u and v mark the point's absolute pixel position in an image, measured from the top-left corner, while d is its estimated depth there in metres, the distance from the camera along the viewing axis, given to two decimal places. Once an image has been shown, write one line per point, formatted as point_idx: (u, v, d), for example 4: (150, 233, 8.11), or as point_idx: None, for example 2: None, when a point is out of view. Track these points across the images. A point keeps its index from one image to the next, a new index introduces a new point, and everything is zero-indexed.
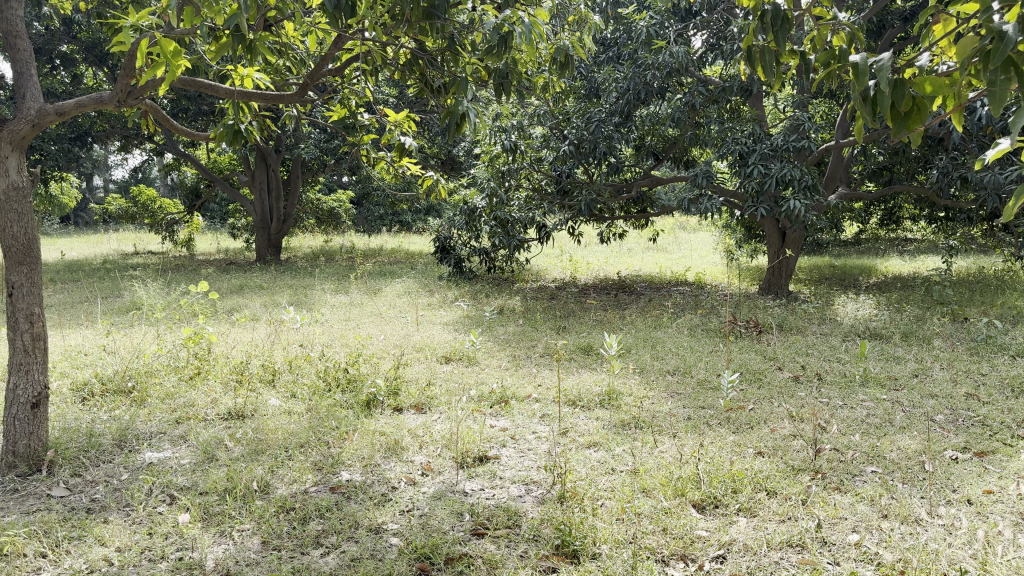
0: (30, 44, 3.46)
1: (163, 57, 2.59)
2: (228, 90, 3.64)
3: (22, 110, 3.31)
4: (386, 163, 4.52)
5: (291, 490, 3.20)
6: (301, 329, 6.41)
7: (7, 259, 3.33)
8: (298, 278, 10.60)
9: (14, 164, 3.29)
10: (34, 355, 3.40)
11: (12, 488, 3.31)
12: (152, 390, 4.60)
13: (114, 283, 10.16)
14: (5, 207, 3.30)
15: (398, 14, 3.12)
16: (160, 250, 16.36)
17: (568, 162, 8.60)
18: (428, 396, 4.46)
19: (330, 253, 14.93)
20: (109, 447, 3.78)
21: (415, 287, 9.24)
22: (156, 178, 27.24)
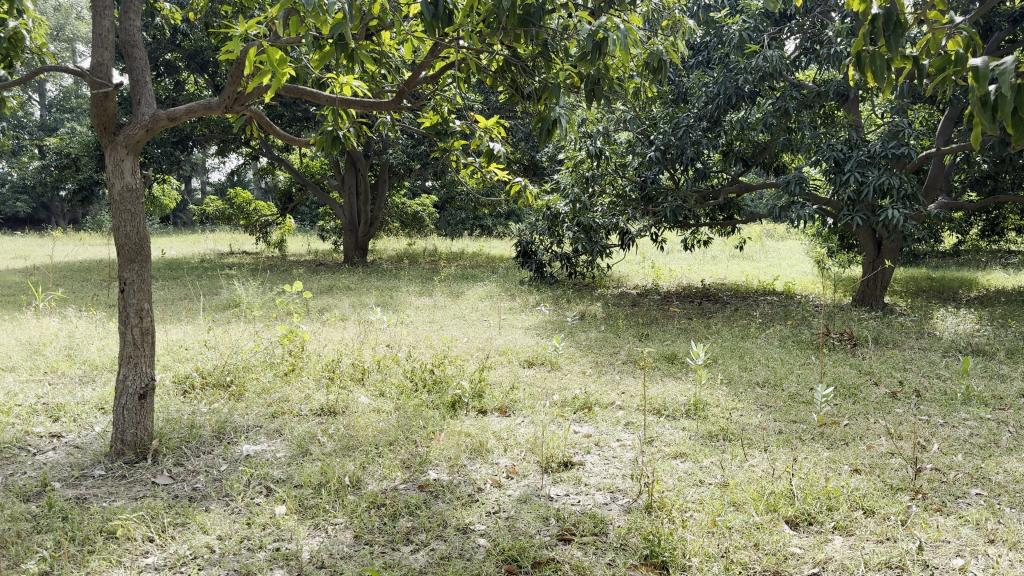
0: (146, 53, 3.63)
1: (269, 65, 2.70)
2: (329, 97, 3.75)
3: (137, 116, 3.49)
4: (475, 168, 4.56)
5: (382, 486, 3.27)
6: (387, 330, 6.55)
7: (120, 256, 3.51)
8: (384, 280, 10.80)
9: (129, 168, 3.48)
10: (144, 348, 3.57)
11: (120, 475, 3.49)
12: (249, 385, 4.78)
13: (211, 281, 10.56)
14: (120, 207, 3.49)
15: (494, 21, 3.16)
16: (253, 250, 16.96)
17: (654, 167, 8.51)
18: (512, 399, 4.48)
19: (414, 256, 15.19)
20: (208, 439, 3.94)
21: (497, 290, 9.30)
22: (250, 182, 28.27)
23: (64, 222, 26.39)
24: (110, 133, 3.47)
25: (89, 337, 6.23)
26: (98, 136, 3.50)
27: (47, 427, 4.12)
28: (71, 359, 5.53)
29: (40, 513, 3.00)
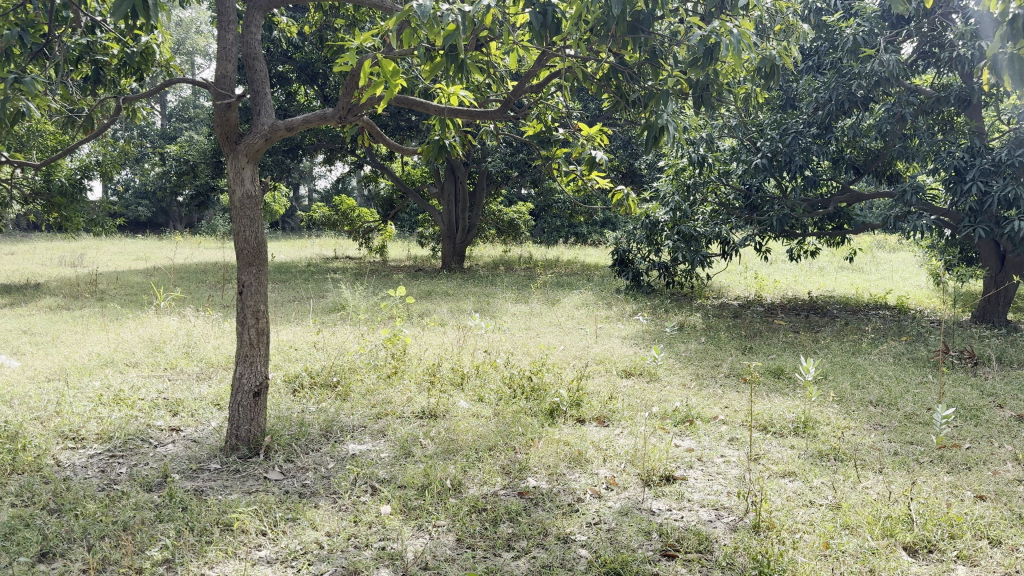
0: (266, 65, 3.80)
1: (383, 76, 2.78)
2: (438, 107, 3.83)
3: (258, 126, 3.65)
4: (576, 176, 4.55)
5: (482, 491, 3.30)
6: (486, 336, 6.60)
7: (239, 260, 3.68)
8: (481, 287, 10.91)
9: (249, 175, 3.65)
10: (259, 347, 3.73)
11: (235, 469, 3.64)
12: (355, 385, 4.92)
13: (317, 284, 10.90)
14: (240, 213, 3.66)
15: (602, 29, 3.14)
16: (357, 255, 17.45)
17: (759, 175, 8.29)
18: (611, 409, 4.43)
19: (510, 263, 15.30)
20: (316, 437, 4.07)
21: (594, 299, 9.25)
22: (353, 189, 29.13)
23: (180, 226, 27.87)
24: (233, 142, 3.65)
25: (206, 336, 6.55)
26: (221, 144, 3.68)
27: (168, 420, 4.35)
28: (189, 357, 5.81)
29: (162, 502, 3.16)
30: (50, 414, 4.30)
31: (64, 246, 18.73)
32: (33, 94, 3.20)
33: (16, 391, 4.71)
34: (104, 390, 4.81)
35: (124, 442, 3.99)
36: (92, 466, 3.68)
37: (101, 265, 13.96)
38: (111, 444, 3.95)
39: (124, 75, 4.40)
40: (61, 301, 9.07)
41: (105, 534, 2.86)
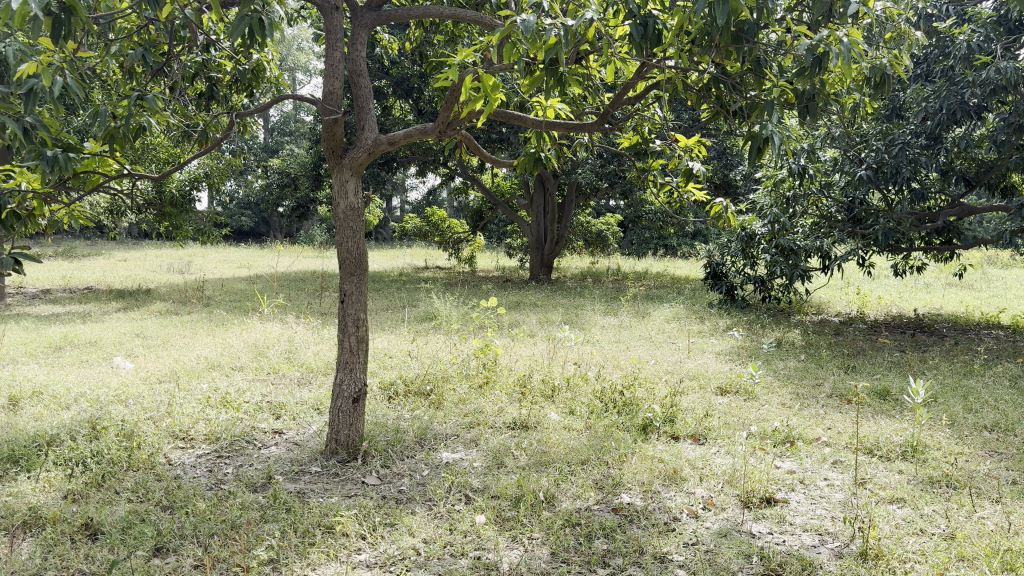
0: (370, 81, 3.92)
1: (483, 91, 2.81)
2: (535, 120, 3.86)
3: (361, 140, 3.76)
4: (673, 188, 4.50)
5: (576, 505, 3.28)
6: (578, 349, 6.57)
7: (342, 270, 3.80)
8: (570, 298, 10.89)
9: (352, 188, 3.77)
10: (358, 355, 3.82)
11: (334, 472, 3.75)
12: (448, 394, 4.98)
13: (410, 294, 11.10)
14: (344, 225, 3.78)
15: (705, 40, 3.09)
16: (447, 265, 17.70)
17: (862, 188, 7.99)
18: (707, 427, 4.34)
19: (599, 275, 15.22)
20: (410, 443, 4.14)
21: (685, 312, 9.11)
22: (444, 200, 29.58)
23: (280, 235, 28.91)
24: (338, 156, 3.77)
25: (306, 342, 6.77)
26: (327, 158, 3.81)
27: (271, 423, 4.51)
28: (290, 362, 6.02)
29: (267, 503, 3.28)
30: (162, 415, 4.52)
31: (173, 253, 19.70)
32: (156, 111, 3.38)
33: (132, 392, 4.97)
34: (212, 392, 5.03)
35: (231, 443, 4.16)
36: (201, 465, 3.85)
37: (208, 273, 14.64)
38: (218, 445, 4.13)
39: (236, 91, 4.61)
40: (171, 306, 9.55)
41: (214, 532, 2.99)
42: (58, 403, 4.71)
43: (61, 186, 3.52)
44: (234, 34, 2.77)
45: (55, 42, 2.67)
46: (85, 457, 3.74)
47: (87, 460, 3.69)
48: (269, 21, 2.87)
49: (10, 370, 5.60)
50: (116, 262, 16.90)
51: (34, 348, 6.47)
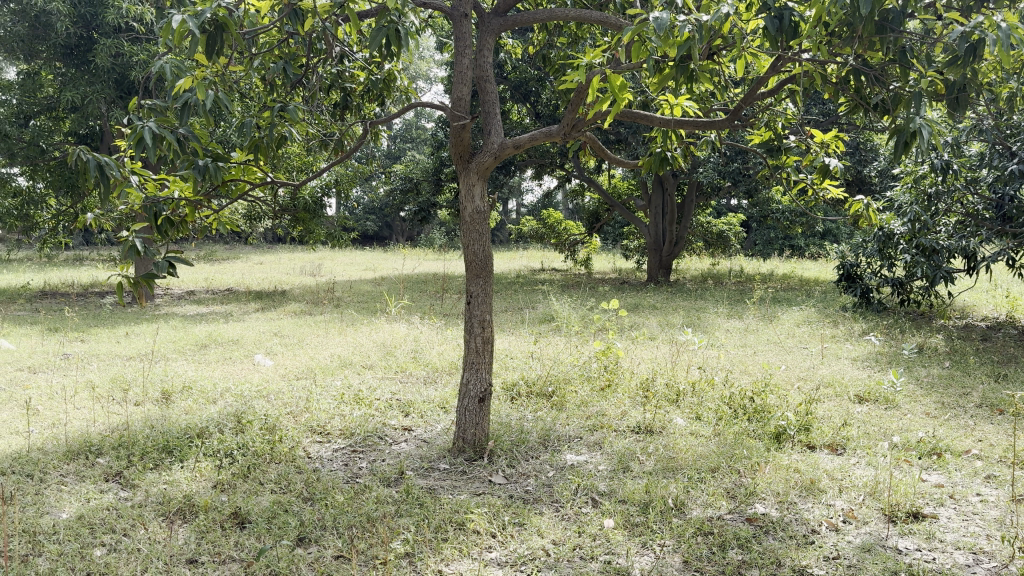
0: (496, 87, 3.98)
1: (611, 91, 2.80)
2: (663, 118, 3.79)
3: (487, 144, 3.81)
4: (807, 186, 4.31)
5: (707, 513, 3.20)
6: (703, 352, 6.42)
7: (468, 272, 3.86)
8: (692, 300, 10.67)
9: (479, 192, 3.83)
10: (484, 355, 3.87)
11: (461, 470, 3.81)
12: (570, 396, 4.98)
13: (528, 295, 11.17)
14: (471, 228, 3.85)
15: (846, 31, 2.94)
16: (564, 267, 17.72)
17: (1014, 183, 7.42)
18: (845, 436, 4.15)
19: (720, 277, 14.85)
20: (535, 444, 4.16)
21: (816, 316, 8.75)
22: (561, 202, 29.63)
23: (401, 239, 29.74)
24: (465, 161, 3.84)
25: (431, 342, 6.93)
26: (455, 163, 3.90)
27: (401, 420, 4.64)
28: (417, 361, 6.17)
29: (400, 497, 3.38)
30: (300, 409, 4.73)
31: (304, 256, 20.64)
32: (297, 122, 3.55)
33: (272, 388, 5.23)
34: (346, 390, 5.22)
35: (364, 438, 4.31)
36: (337, 459, 4.01)
37: (337, 274, 15.24)
38: (352, 440, 4.29)
39: (368, 99, 4.77)
40: (304, 306, 10.02)
41: (353, 524, 3.10)
42: (206, 397, 5.01)
43: (210, 195, 3.74)
44: (370, 44, 2.89)
45: (208, 58, 2.86)
46: (232, 449, 3.96)
47: (234, 452, 3.91)
48: (404, 31, 2.97)
49: (163, 366, 6.00)
50: (252, 264, 17.88)
51: (183, 345, 6.91)
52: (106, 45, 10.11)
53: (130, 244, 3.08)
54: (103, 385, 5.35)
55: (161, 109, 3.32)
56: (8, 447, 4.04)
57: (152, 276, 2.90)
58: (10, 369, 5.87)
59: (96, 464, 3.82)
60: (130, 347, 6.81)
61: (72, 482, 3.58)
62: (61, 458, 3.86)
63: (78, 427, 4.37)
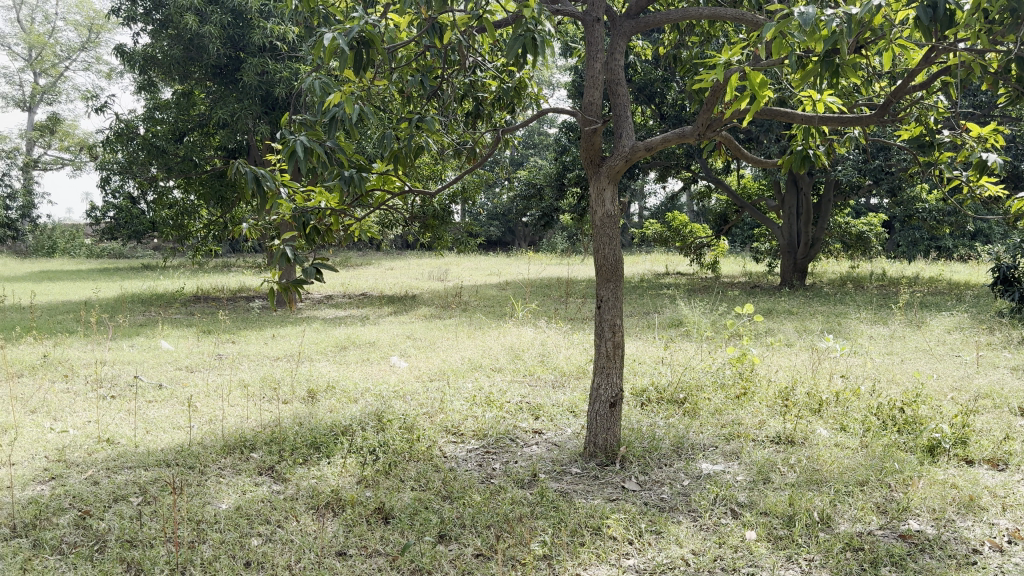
0: (628, 90, 3.96)
1: (750, 88, 2.74)
2: (804, 116, 3.63)
3: (619, 148, 3.79)
4: (962, 183, 4.03)
5: (855, 528, 3.06)
6: (846, 360, 6.14)
7: (599, 276, 3.85)
8: (829, 305, 10.22)
9: (609, 195, 3.82)
10: (615, 360, 3.85)
11: (594, 475, 3.80)
12: (703, 403, 4.87)
13: (654, 300, 11.02)
14: (601, 232, 3.84)
15: (1010, 18, 2.74)
16: (690, 271, 17.38)
17: None
18: (1008, 452, 3.87)
19: (859, 281, 14.15)
20: (668, 452, 4.10)
21: (968, 322, 8.19)
22: (686, 204, 29.11)
23: (524, 244, 30.07)
24: (596, 164, 3.84)
25: (558, 346, 6.96)
26: (587, 167, 3.90)
27: (531, 423, 4.68)
28: (545, 365, 6.22)
29: (535, 500, 3.42)
30: (435, 410, 4.86)
31: (431, 262, 21.23)
32: (434, 131, 3.65)
33: (407, 388, 5.39)
34: (477, 391, 5.33)
35: (497, 440, 4.38)
36: (471, 459, 4.09)
37: (463, 279, 15.55)
38: (486, 441, 4.36)
39: (499, 108, 4.84)
40: (434, 310, 10.28)
41: (491, 524, 3.17)
42: (348, 396, 5.24)
43: (353, 205, 3.90)
44: (508, 54, 2.96)
45: (356, 73, 2.99)
46: (375, 446, 4.13)
47: (377, 449, 4.07)
48: (541, 39, 3.03)
49: (308, 366, 6.32)
50: (383, 270, 18.51)
51: (325, 347, 7.24)
52: (253, 64, 10.75)
53: (281, 252, 3.23)
54: (253, 383, 5.68)
55: (310, 124, 3.49)
56: (172, 440, 4.36)
57: (301, 281, 3.04)
58: (171, 368, 6.33)
59: (250, 459, 4.06)
60: (277, 348, 7.21)
61: (230, 475, 3.82)
62: (219, 451, 4.13)
63: (232, 423, 4.66)
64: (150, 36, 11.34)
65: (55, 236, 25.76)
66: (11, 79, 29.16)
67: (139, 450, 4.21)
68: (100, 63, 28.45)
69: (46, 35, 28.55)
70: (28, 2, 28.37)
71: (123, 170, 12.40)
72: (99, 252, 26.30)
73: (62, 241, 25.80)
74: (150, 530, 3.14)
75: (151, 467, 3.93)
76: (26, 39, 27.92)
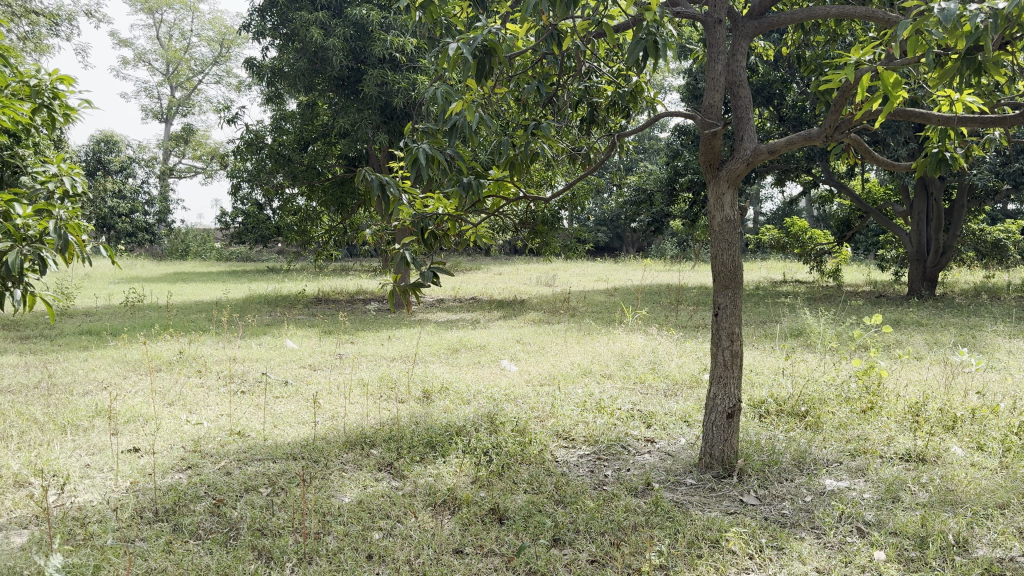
0: (750, 91, 3.86)
1: (883, 89, 2.62)
2: (941, 116, 3.44)
3: (740, 151, 3.70)
4: None
5: (995, 554, 2.89)
6: (982, 375, 5.78)
7: (717, 283, 3.76)
8: (962, 316, 9.64)
9: (729, 200, 3.74)
10: (732, 370, 3.75)
11: (710, 488, 3.73)
12: (826, 417, 4.70)
13: (771, 309, 10.69)
14: (720, 237, 3.75)
15: None
16: (809, 279, 16.77)
17: None
18: None
19: (995, 291, 13.28)
20: (789, 467, 3.97)
21: None
22: (805, 210, 28.11)
23: (632, 250, 29.80)
24: (716, 168, 3.77)
25: (670, 354, 6.87)
26: (705, 171, 3.83)
27: (643, 431, 4.64)
28: (657, 372, 6.14)
29: (649, 509, 3.39)
30: (547, 414, 4.88)
31: (541, 267, 21.34)
32: (550, 137, 3.67)
33: (519, 392, 5.44)
34: (588, 397, 5.32)
35: (608, 446, 4.36)
36: (583, 465, 4.09)
37: (572, 285, 15.58)
38: (597, 447, 4.35)
39: (613, 114, 4.82)
40: (543, 315, 10.33)
41: (606, 530, 3.16)
42: (462, 398, 5.33)
43: (470, 210, 3.97)
44: (628, 58, 2.95)
45: (479, 81, 3.06)
46: (488, 448, 4.19)
47: (490, 451, 4.13)
48: (662, 42, 3.00)
49: (423, 368, 6.48)
50: (494, 275, 18.72)
51: (438, 349, 7.42)
52: (373, 75, 11.11)
53: (401, 256, 3.27)
54: (371, 383, 5.87)
55: (433, 132, 3.58)
56: (297, 435, 4.56)
57: (418, 285, 3.06)
58: (296, 365, 6.63)
59: (370, 455, 4.20)
60: (393, 349, 7.41)
61: (352, 469, 3.97)
62: (342, 446, 4.29)
63: (353, 420, 4.83)
64: (278, 51, 11.94)
65: (188, 239, 27.38)
66: (151, 93, 31.24)
67: (268, 443, 4.43)
68: (231, 76, 30.12)
69: (182, 51, 30.43)
70: (167, 20, 30.32)
71: (252, 177, 13.07)
72: (228, 256, 27.74)
73: (195, 245, 27.36)
74: (280, 520, 3.30)
75: (278, 460, 4.13)
76: (164, 55, 29.84)
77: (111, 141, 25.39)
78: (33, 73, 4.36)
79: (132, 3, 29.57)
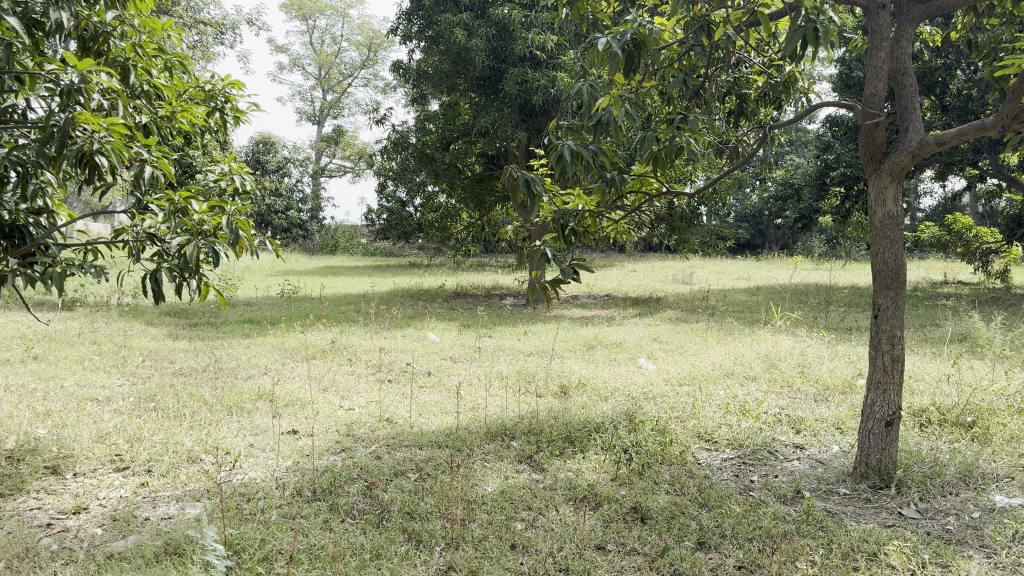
0: (917, 79, 3.62)
1: None
2: None
3: (905, 143, 3.49)
4: None
5: None
6: None
7: (878, 283, 3.56)
8: None
9: (891, 195, 3.53)
10: (893, 375, 3.55)
11: (865, 498, 3.55)
12: (995, 429, 4.36)
13: (931, 311, 10.00)
14: (881, 234, 3.55)
15: None
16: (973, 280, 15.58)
17: None
18: None
19: None
20: (954, 480, 3.72)
21: None
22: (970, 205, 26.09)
23: (775, 247, 28.71)
24: (877, 162, 3.57)
25: (819, 357, 6.56)
26: (866, 165, 3.64)
27: (792, 437, 4.46)
28: (805, 376, 5.90)
29: (799, 517, 3.27)
30: (688, 415, 4.80)
31: (680, 265, 20.93)
32: (698, 131, 3.59)
33: (659, 391, 5.36)
34: (731, 399, 5.18)
35: (753, 451, 4.23)
36: (727, 469, 3.99)
37: (711, 283, 15.20)
38: (742, 451, 4.23)
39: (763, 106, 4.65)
40: (681, 313, 10.11)
41: (753, 537, 3.08)
42: (600, 395, 5.32)
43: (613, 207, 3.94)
44: (785, 48, 2.84)
45: (627, 75, 3.04)
46: (627, 446, 4.16)
47: (630, 449, 4.10)
48: (823, 29, 2.86)
49: (560, 363, 6.52)
50: (631, 273, 18.52)
51: (574, 345, 7.44)
52: (513, 74, 11.27)
53: (541, 252, 3.26)
54: (510, 376, 5.97)
55: (578, 128, 3.58)
56: (441, 424, 4.70)
57: (557, 280, 3.03)
58: (438, 357, 6.84)
59: (512, 446, 4.28)
60: (531, 344, 7.50)
61: (494, 460, 4.05)
62: (483, 437, 4.39)
63: (493, 412, 4.93)
64: (423, 53, 12.34)
65: (337, 235, 28.72)
66: (305, 96, 33.02)
67: (414, 430, 4.60)
68: (378, 78, 31.36)
69: (333, 56, 31.98)
70: (319, 26, 31.92)
71: (397, 175, 13.57)
72: (373, 251, 28.82)
73: (343, 240, 28.60)
74: (427, 505, 3.42)
75: (424, 447, 4.27)
76: (317, 59, 31.49)
77: (268, 142, 27.03)
78: (206, 79, 4.67)
79: (288, 12, 31.34)
